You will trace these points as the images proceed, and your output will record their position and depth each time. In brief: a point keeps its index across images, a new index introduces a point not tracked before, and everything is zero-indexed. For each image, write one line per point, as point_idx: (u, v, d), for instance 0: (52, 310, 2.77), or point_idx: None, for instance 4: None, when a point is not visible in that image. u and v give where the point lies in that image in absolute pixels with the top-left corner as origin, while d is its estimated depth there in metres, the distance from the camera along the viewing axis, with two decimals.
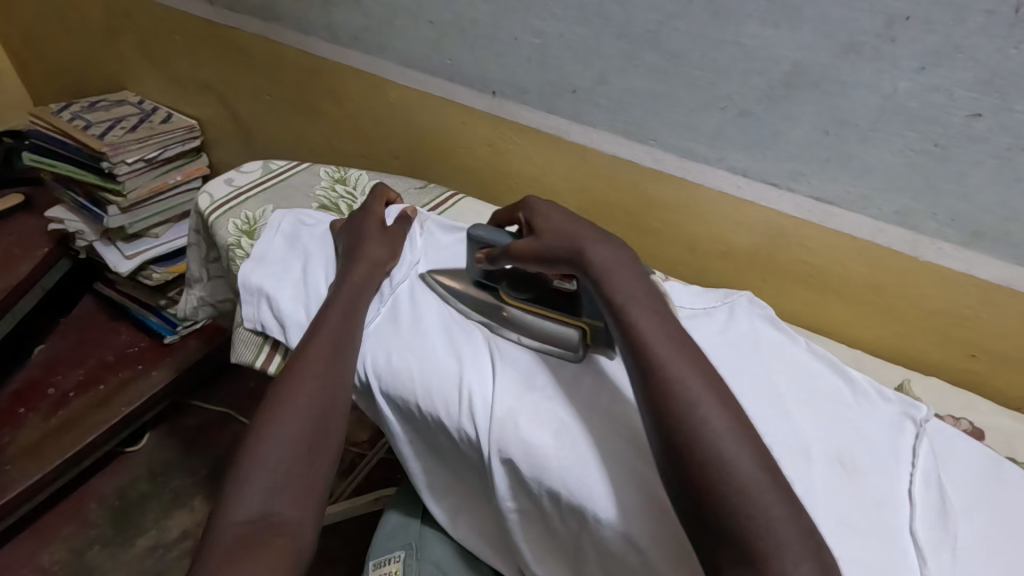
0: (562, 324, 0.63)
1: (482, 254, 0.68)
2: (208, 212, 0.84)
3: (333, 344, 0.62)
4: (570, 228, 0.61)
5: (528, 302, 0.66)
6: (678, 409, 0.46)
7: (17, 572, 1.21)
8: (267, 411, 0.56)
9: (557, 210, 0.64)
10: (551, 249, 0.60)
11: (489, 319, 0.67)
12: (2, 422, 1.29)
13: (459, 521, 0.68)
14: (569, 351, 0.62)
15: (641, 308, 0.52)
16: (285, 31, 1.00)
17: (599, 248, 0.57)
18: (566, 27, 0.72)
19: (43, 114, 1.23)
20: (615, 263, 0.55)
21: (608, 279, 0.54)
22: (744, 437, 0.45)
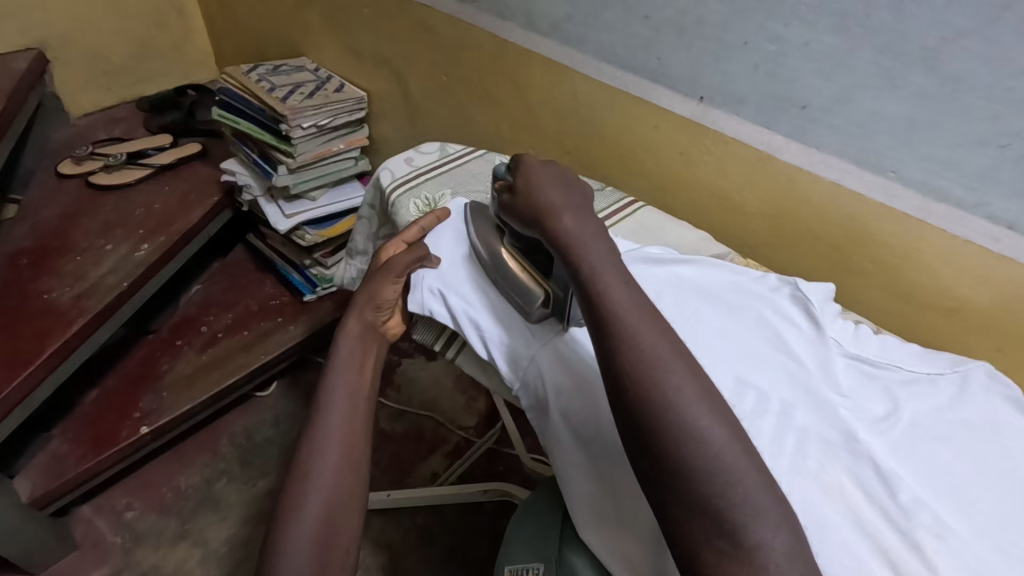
0: (529, 282, 0.66)
1: (498, 185, 0.67)
2: (389, 188, 0.84)
3: (353, 387, 0.64)
4: (545, 190, 0.61)
5: (519, 252, 0.68)
6: (638, 369, 0.45)
7: (158, 488, 1.33)
8: (290, 493, 0.58)
9: (543, 172, 0.63)
10: (526, 213, 0.61)
11: (482, 262, 0.70)
12: (162, 351, 1.42)
13: (611, 554, 0.60)
14: (528, 311, 0.65)
15: (611, 275, 0.52)
16: (477, 13, 0.99)
17: (570, 219, 0.58)
18: (814, 35, 0.65)
19: (234, 74, 1.31)
20: (583, 234, 0.56)
21: (575, 246, 0.55)
22: (713, 404, 0.44)
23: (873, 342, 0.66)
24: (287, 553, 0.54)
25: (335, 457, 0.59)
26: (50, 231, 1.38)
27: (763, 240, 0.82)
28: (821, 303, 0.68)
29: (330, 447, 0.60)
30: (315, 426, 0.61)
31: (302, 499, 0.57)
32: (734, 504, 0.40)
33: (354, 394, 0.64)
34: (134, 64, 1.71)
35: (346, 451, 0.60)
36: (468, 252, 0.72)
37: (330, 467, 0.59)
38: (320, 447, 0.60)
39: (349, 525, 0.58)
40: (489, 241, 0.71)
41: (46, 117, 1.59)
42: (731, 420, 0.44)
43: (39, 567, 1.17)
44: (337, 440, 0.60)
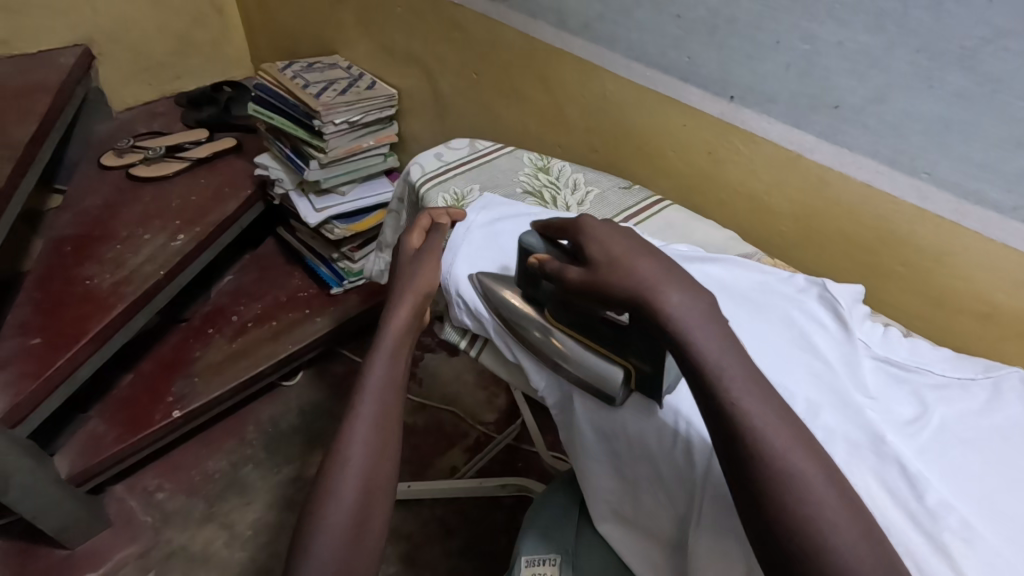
0: (606, 363, 0.60)
1: (532, 260, 0.62)
2: (419, 182, 0.86)
3: (384, 378, 0.64)
4: (632, 263, 0.53)
5: (573, 325, 0.62)
6: (786, 506, 0.42)
7: (187, 472, 1.37)
8: (324, 477, 0.59)
9: (614, 238, 0.56)
10: (612, 297, 0.53)
11: (535, 335, 0.64)
12: (194, 339, 1.46)
13: (626, 543, 0.63)
14: (608, 394, 0.60)
15: (735, 374, 0.47)
16: (508, 12, 1.00)
17: (675, 298, 0.50)
18: (849, 34, 0.64)
19: (270, 70, 1.35)
20: (697, 322, 0.49)
21: (692, 344, 0.48)
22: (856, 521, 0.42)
23: (903, 346, 0.65)
24: (319, 536, 0.56)
25: (364, 447, 0.60)
26: (92, 220, 1.44)
27: (791, 241, 0.81)
28: (850, 306, 0.67)
29: (359, 437, 0.60)
30: (350, 413, 0.62)
31: (335, 485, 0.58)
32: None
33: (391, 383, 0.64)
34: (174, 60, 1.76)
35: (378, 440, 0.61)
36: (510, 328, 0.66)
37: (358, 457, 0.59)
38: (350, 436, 0.60)
39: (379, 512, 0.59)
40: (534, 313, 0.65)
41: (90, 110, 1.65)
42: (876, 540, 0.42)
43: (74, 542, 1.22)
44: (368, 430, 0.61)
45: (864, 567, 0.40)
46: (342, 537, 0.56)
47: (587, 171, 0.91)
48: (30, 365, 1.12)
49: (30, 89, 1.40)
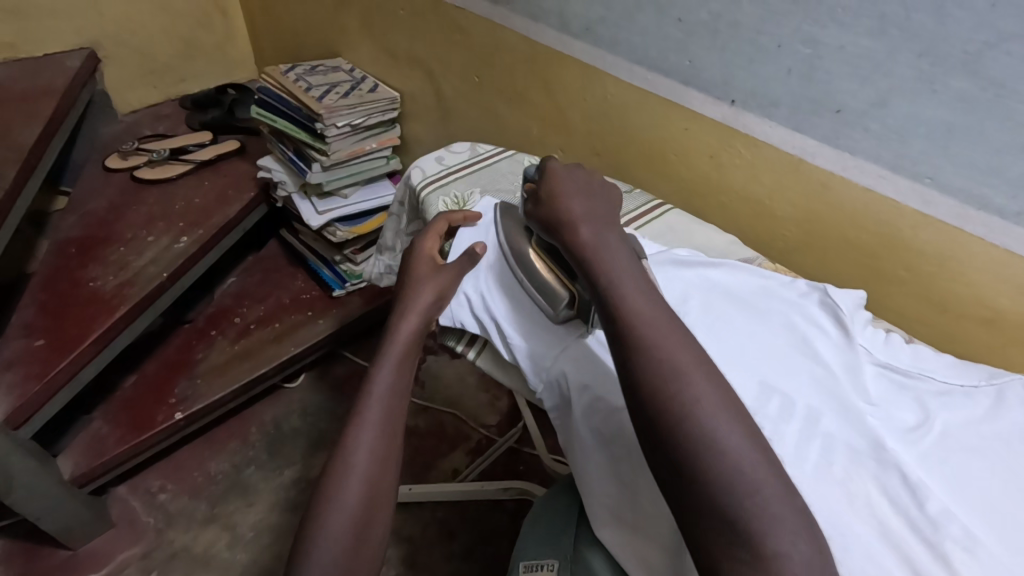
0: (556, 284, 0.65)
1: (526, 186, 0.67)
2: (420, 186, 0.86)
3: (393, 382, 0.64)
4: (566, 200, 0.61)
5: (545, 253, 0.67)
6: (657, 383, 0.45)
7: (190, 473, 1.38)
8: (328, 480, 0.59)
9: (564, 180, 0.64)
10: (545, 223, 0.62)
11: (507, 256, 0.70)
12: (197, 340, 1.47)
13: (626, 554, 0.61)
14: (552, 311, 0.66)
15: (628, 282, 0.52)
16: (510, 15, 1.00)
17: (588, 228, 0.58)
18: (851, 38, 0.64)
19: (273, 73, 1.35)
20: (602, 244, 0.57)
21: (594, 257, 0.55)
22: (731, 407, 0.45)
23: (906, 353, 0.65)
24: (322, 539, 0.56)
25: (369, 451, 0.60)
26: (97, 222, 1.45)
27: (793, 245, 0.81)
28: (852, 311, 0.67)
29: (365, 441, 0.60)
30: (355, 417, 0.62)
31: (339, 488, 0.58)
32: (755, 511, 0.40)
33: (396, 388, 0.64)
34: (179, 63, 1.77)
35: (382, 445, 0.61)
36: (497, 248, 0.72)
37: (363, 462, 0.59)
38: (356, 440, 0.60)
39: (382, 516, 0.60)
40: (518, 237, 0.70)
41: (96, 112, 1.66)
42: (758, 435, 0.44)
43: (77, 543, 1.23)
44: (374, 435, 0.61)
45: (732, 444, 0.42)
46: (344, 541, 0.57)
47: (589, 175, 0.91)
48: (34, 366, 1.12)
49: (36, 92, 1.41)
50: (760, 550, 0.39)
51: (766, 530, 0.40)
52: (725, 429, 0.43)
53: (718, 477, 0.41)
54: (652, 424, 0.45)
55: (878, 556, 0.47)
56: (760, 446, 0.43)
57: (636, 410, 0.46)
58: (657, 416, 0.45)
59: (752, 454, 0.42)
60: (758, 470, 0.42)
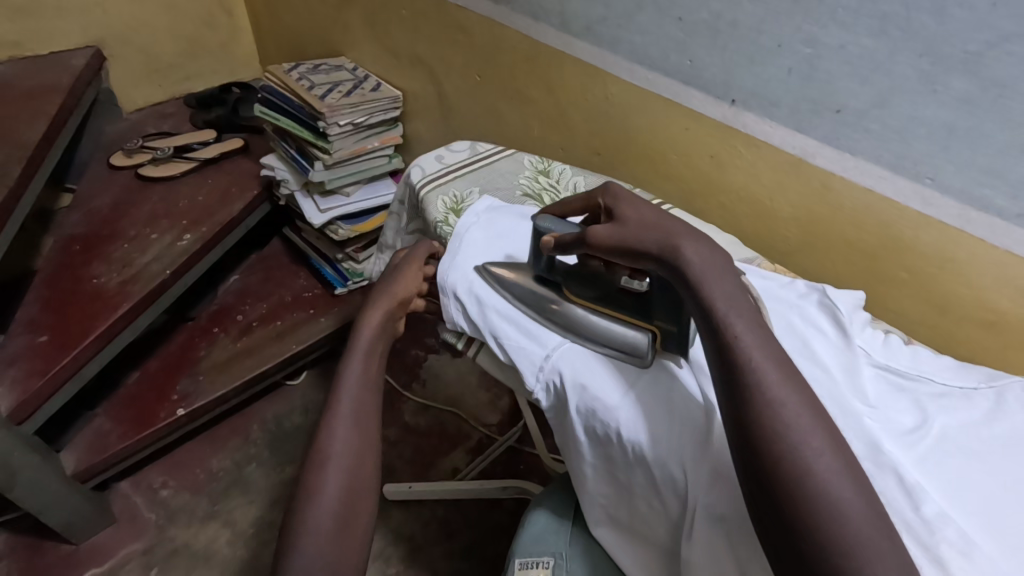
0: (631, 329, 0.64)
1: (548, 239, 0.66)
2: (419, 184, 0.86)
3: (362, 378, 0.65)
4: (654, 220, 0.56)
5: (593, 299, 0.67)
6: (778, 438, 0.42)
7: (192, 469, 1.38)
8: (308, 473, 0.60)
9: (641, 204, 0.60)
10: (639, 248, 0.55)
11: (552, 314, 0.67)
12: (200, 338, 1.47)
13: (624, 551, 0.63)
14: (639, 356, 0.63)
15: (742, 318, 0.48)
16: (512, 14, 1.00)
17: (693, 247, 0.52)
18: (852, 38, 0.64)
19: (276, 72, 1.35)
20: (710, 268, 0.51)
21: (702, 283, 0.50)
22: (848, 467, 0.42)
23: (905, 353, 0.64)
24: (305, 530, 0.56)
25: (344, 445, 0.61)
26: (101, 219, 1.46)
27: (793, 245, 0.81)
28: (850, 312, 0.66)
29: (339, 435, 0.61)
30: (330, 411, 0.63)
31: (319, 479, 0.59)
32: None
33: (368, 380, 0.66)
34: (184, 62, 1.78)
35: (357, 433, 0.62)
36: (525, 310, 0.69)
37: (338, 456, 0.60)
38: (331, 436, 0.61)
39: (365, 504, 0.60)
40: (549, 293, 0.69)
41: (100, 111, 1.67)
42: (871, 494, 0.41)
43: (80, 538, 1.24)
44: (347, 429, 0.62)
45: (852, 510, 0.40)
46: (326, 535, 0.56)
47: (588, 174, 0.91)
48: (38, 362, 1.13)
49: (41, 90, 1.42)
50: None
51: None
52: (847, 494, 0.40)
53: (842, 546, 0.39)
54: (769, 480, 0.41)
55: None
56: (877, 511, 0.41)
57: (749, 465, 0.43)
58: (780, 476, 0.41)
59: (870, 520, 0.40)
60: (877, 539, 0.39)
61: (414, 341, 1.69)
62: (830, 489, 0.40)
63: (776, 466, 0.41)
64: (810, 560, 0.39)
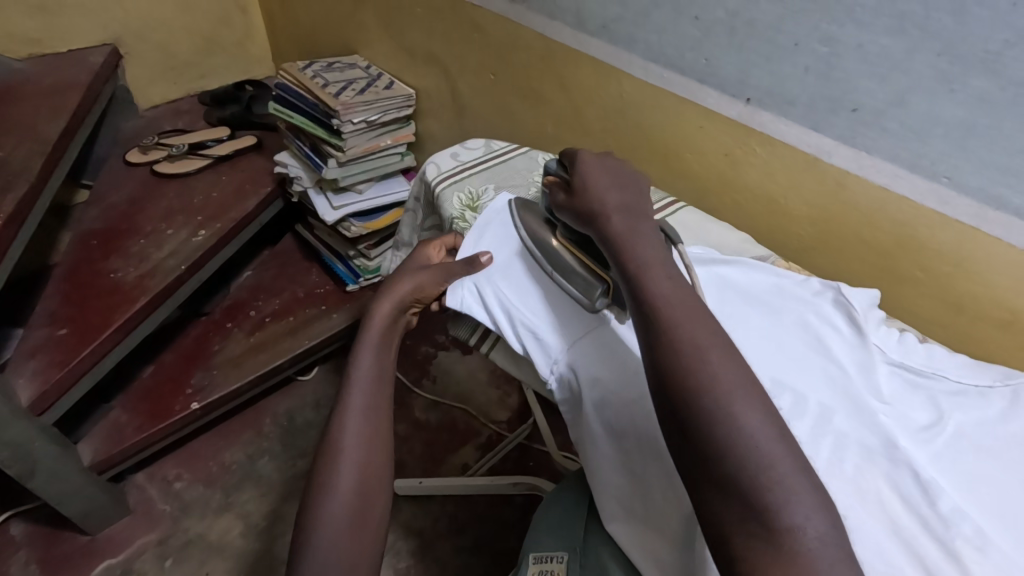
0: (589, 276, 0.66)
1: (548, 178, 0.71)
2: (435, 181, 0.87)
3: (374, 368, 0.66)
4: (601, 190, 0.63)
5: (573, 244, 0.69)
6: (678, 360, 0.47)
7: (205, 462, 1.40)
8: (323, 463, 0.61)
9: (602, 170, 0.66)
10: (584, 209, 0.63)
11: (536, 250, 0.71)
12: (213, 332, 1.49)
13: (635, 546, 0.63)
14: (587, 300, 0.66)
15: (655, 269, 0.54)
16: (527, 13, 1.01)
17: (623, 218, 0.60)
18: (870, 37, 0.64)
19: (291, 70, 1.37)
20: (633, 233, 0.58)
21: (625, 244, 0.57)
22: (754, 389, 0.45)
23: (919, 351, 0.64)
24: (323, 519, 0.58)
25: (357, 435, 0.62)
26: (118, 214, 1.47)
27: (809, 244, 0.81)
28: (865, 309, 0.67)
29: (352, 425, 0.63)
30: (344, 402, 0.64)
31: (333, 470, 0.60)
32: (771, 484, 0.40)
33: (382, 372, 0.66)
34: (199, 60, 1.80)
35: (370, 422, 0.63)
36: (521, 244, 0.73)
37: (353, 444, 0.62)
38: (345, 426, 0.62)
39: (380, 490, 0.62)
40: (544, 231, 0.72)
41: (116, 108, 1.69)
42: (787, 431, 0.44)
43: (96, 528, 1.25)
44: (360, 420, 0.63)
45: (748, 421, 0.43)
46: (341, 523, 0.58)
47: None
48: (57, 354, 1.15)
49: (61, 86, 1.44)
50: (773, 525, 0.40)
51: (781, 503, 0.40)
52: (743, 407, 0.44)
53: (735, 451, 0.42)
54: (670, 398, 0.46)
55: (887, 552, 0.47)
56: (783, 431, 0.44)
57: (655, 387, 0.48)
58: (680, 395, 0.45)
59: (770, 434, 0.43)
60: (773, 447, 0.42)
61: (424, 338, 1.70)
62: (729, 404, 0.44)
63: (681, 383, 0.46)
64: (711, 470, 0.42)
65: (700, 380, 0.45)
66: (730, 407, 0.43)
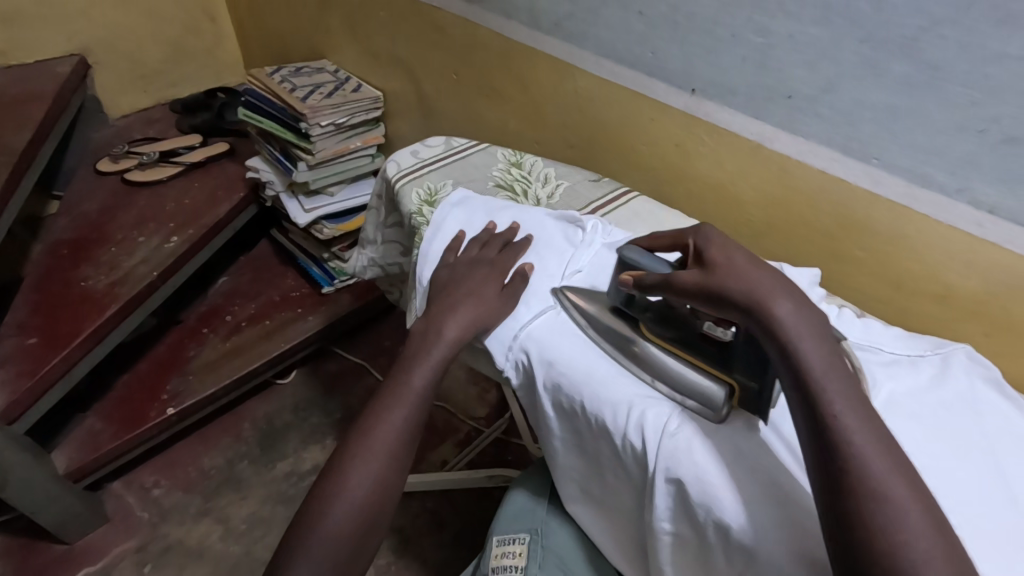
0: (705, 376, 0.57)
1: (628, 277, 0.60)
2: (395, 178, 0.88)
3: (423, 383, 0.65)
4: (752, 270, 0.51)
5: (670, 342, 0.60)
6: (872, 523, 0.40)
7: (184, 468, 1.40)
8: (344, 461, 0.61)
9: (741, 244, 0.54)
10: (727, 294, 0.51)
11: (620, 350, 0.62)
12: (189, 338, 1.49)
13: (598, 527, 0.66)
14: (712, 410, 0.56)
15: (843, 402, 0.45)
16: (484, 13, 1.03)
17: (789, 310, 0.49)
18: (799, 27, 0.67)
19: (259, 76, 1.38)
20: (807, 336, 0.47)
21: (797, 357, 0.47)
22: (955, 559, 0.40)
23: (857, 325, 0.67)
24: (328, 517, 0.58)
25: (388, 445, 0.61)
26: (89, 224, 1.47)
27: (758, 229, 0.84)
28: (807, 287, 0.70)
29: (388, 434, 0.62)
30: (386, 409, 0.63)
31: (349, 471, 0.60)
32: None
33: (426, 387, 0.65)
34: (168, 69, 1.81)
35: (408, 420, 0.63)
36: (597, 343, 0.64)
37: (379, 451, 0.61)
38: (376, 432, 0.62)
39: (393, 496, 0.62)
40: (624, 328, 0.63)
41: (87, 118, 1.69)
42: None
43: (73, 538, 1.25)
44: (394, 432, 0.62)
45: None
46: (344, 526, 0.58)
47: (560, 164, 0.94)
48: (28, 362, 1.15)
49: (28, 98, 1.44)
50: None
51: None
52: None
53: None
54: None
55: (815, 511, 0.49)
56: None
57: (843, 548, 0.41)
58: (882, 571, 0.39)
59: None
60: None
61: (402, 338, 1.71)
62: None
63: (887, 557, 0.39)
64: None
65: (908, 558, 0.39)
66: None
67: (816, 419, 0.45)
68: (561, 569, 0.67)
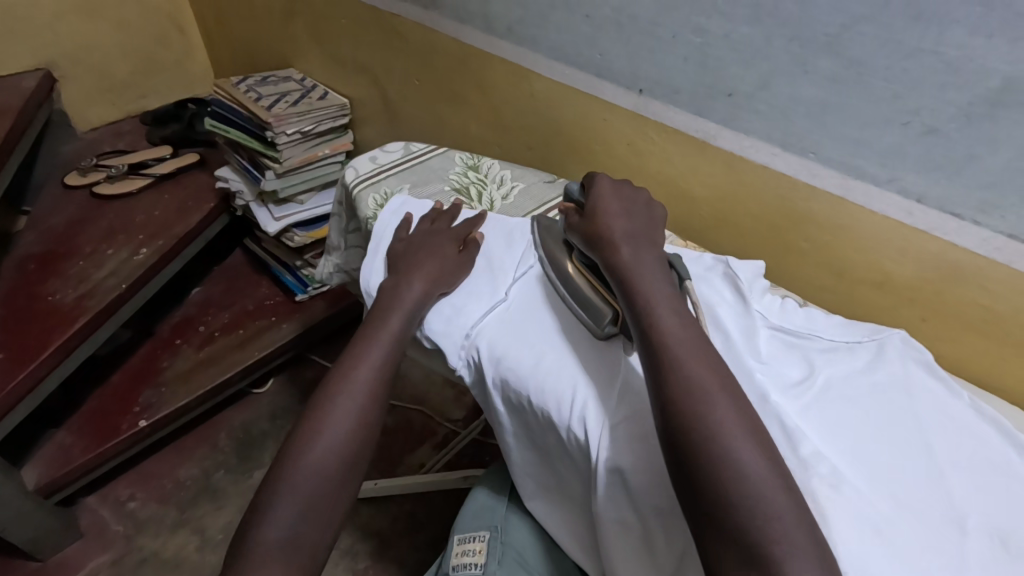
0: (600, 300, 0.64)
1: (565, 206, 0.71)
2: (353, 185, 0.90)
3: (372, 375, 0.63)
4: (614, 220, 0.65)
5: (588, 270, 0.67)
6: (683, 398, 0.48)
7: (160, 479, 1.40)
8: (288, 458, 0.58)
9: (616, 201, 0.67)
10: (596, 235, 0.64)
11: (550, 272, 0.70)
12: (162, 350, 1.49)
13: (554, 520, 0.67)
14: (596, 326, 0.63)
15: (669, 314, 0.55)
16: (441, 19, 1.04)
17: (627, 250, 0.61)
18: (732, 27, 0.69)
19: (224, 85, 1.38)
20: (641, 267, 0.59)
21: (633, 278, 0.59)
22: (755, 437, 0.47)
23: (799, 315, 0.69)
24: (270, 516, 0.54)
25: (335, 438, 0.59)
26: (57, 238, 1.47)
27: (709, 224, 0.86)
28: (751, 280, 0.72)
29: (335, 426, 0.59)
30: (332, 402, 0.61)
31: (292, 467, 0.57)
32: (773, 538, 0.42)
33: (375, 378, 0.63)
34: (137, 81, 1.80)
35: (359, 412, 0.61)
36: (541, 274, 0.72)
37: (325, 445, 0.58)
38: (323, 426, 0.59)
39: (341, 492, 0.58)
40: (560, 255, 0.70)
41: (54, 131, 1.69)
42: (792, 485, 0.45)
43: (46, 554, 1.24)
44: (343, 425, 0.60)
45: (753, 473, 0.44)
46: (287, 525, 0.54)
47: (518, 166, 0.95)
48: None
49: None
50: None
51: (785, 557, 0.41)
52: (746, 456, 0.45)
53: (744, 502, 0.43)
54: (682, 445, 0.47)
55: None
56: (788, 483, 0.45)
57: (663, 430, 0.49)
58: (683, 436, 0.47)
59: (771, 480, 0.44)
60: (778, 496, 0.44)
61: None
62: (737, 456, 0.45)
63: (692, 429, 0.47)
64: (728, 528, 0.43)
65: (709, 427, 0.46)
66: (734, 454, 0.45)
67: (650, 324, 0.54)
68: (520, 564, 0.67)
